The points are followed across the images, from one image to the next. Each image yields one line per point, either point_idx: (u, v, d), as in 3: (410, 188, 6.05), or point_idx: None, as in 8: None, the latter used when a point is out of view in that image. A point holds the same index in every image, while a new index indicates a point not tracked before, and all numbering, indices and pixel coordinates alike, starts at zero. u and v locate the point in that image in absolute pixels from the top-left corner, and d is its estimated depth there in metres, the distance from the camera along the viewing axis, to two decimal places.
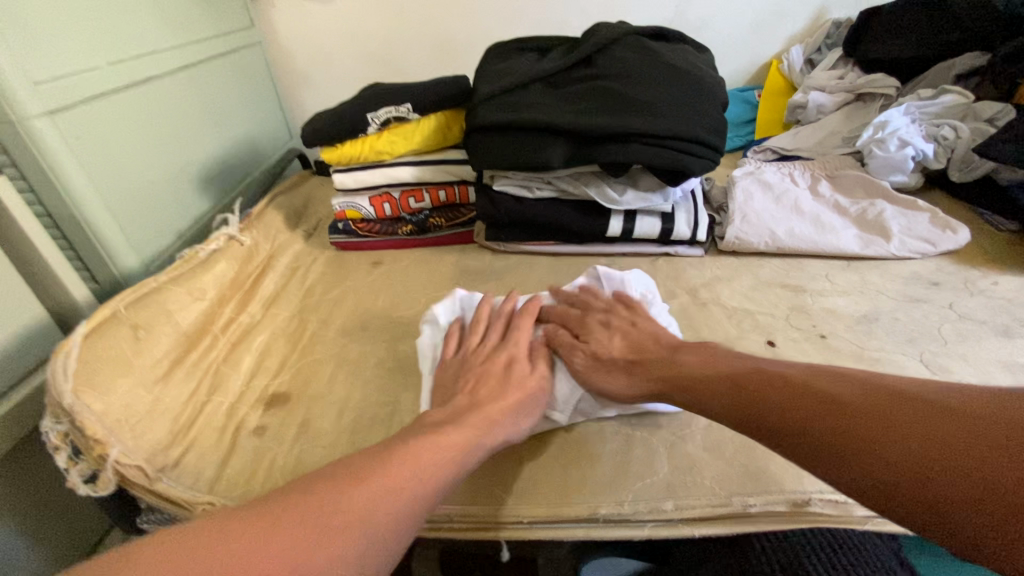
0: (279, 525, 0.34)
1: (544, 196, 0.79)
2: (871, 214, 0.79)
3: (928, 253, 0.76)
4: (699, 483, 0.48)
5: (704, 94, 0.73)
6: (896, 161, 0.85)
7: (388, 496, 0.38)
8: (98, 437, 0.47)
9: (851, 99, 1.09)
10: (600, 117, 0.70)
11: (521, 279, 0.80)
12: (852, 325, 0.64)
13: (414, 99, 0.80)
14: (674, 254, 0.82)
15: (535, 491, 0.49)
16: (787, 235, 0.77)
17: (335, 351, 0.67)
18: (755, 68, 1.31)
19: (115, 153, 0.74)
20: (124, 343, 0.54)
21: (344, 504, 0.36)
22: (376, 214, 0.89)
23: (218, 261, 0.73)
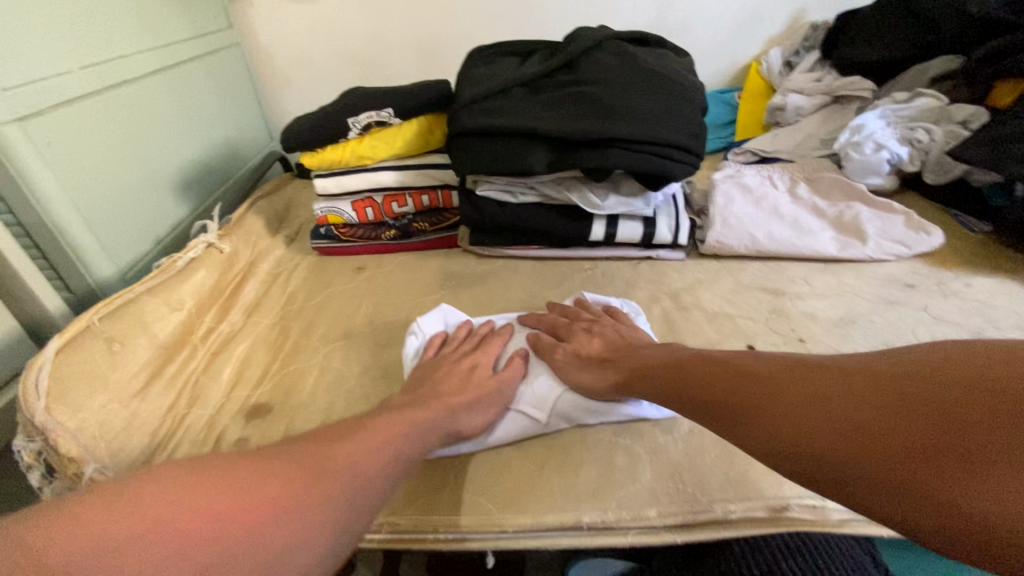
0: (268, 470, 0.35)
1: (528, 201, 0.79)
2: (849, 217, 0.80)
3: (902, 255, 0.77)
4: (680, 489, 0.49)
5: (684, 99, 0.74)
6: (872, 164, 0.86)
7: (371, 450, 0.40)
8: (72, 454, 0.46)
9: (829, 101, 1.10)
10: (582, 123, 0.70)
11: (505, 284, 0.80)
12: (830, 328, 0.66)
13: (396, 103, 0.79)
14: (657, 258, 0.82)
15: (519, 500, 0.49)
16: (767, 238, 0.78)
17: (317, 360, 0.66)
18: (736, 70, 1.32)
19: (89, 159, 0.72)
20: (100, 357, 0.53)
21: (329, 453, 0.38)
22: (358, 219, 0.88)
23: (197, 269, 0.72)
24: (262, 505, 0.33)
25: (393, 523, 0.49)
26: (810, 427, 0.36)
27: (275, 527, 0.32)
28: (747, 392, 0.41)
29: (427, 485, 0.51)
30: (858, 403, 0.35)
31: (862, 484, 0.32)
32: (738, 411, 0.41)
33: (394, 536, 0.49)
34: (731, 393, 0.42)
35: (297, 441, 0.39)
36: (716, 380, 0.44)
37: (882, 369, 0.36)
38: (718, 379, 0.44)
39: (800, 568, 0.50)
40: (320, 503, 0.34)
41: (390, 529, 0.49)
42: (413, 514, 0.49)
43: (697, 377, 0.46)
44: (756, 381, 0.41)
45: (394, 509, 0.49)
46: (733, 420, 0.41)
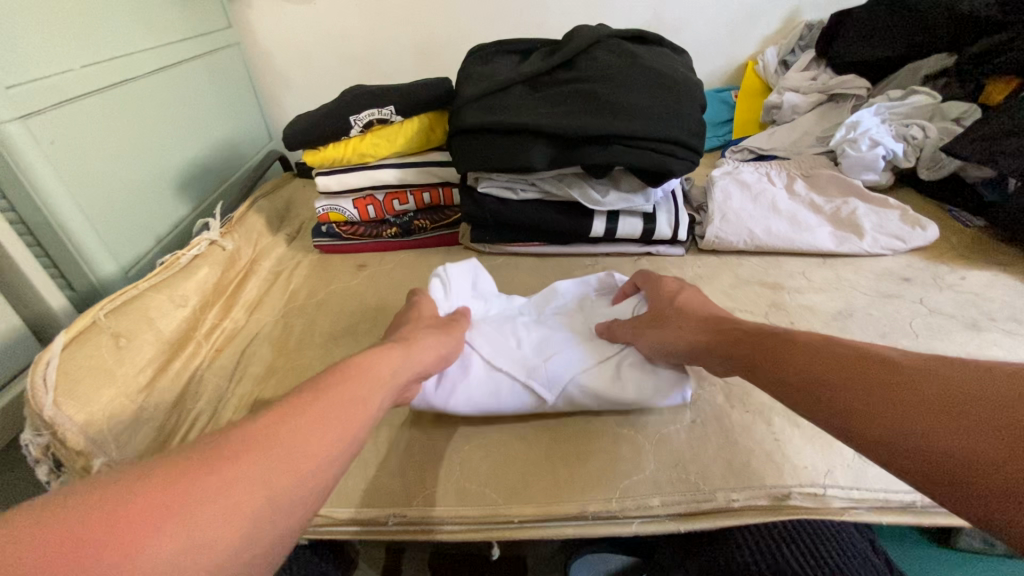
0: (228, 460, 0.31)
1: (529, 197, 0.80)
2: (845, 212, 0.81)
3: (898, 249, 0.78)
4: (684, 478, 0.49)
5: (683, 95, 0.74)
6: (868, 161, 0.88)
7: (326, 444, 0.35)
8: (80, 449, 0.46)
9: (824, 99, 1.12)
10: (583, 119, 0.71)
11: (507, 280, 0.81)
12: (828, 321, 0.67)
13: (397, 101, 0.79)
14: (656, 254, 0.83)
15: (525, 490, 0.50)
16: (765, 234, 0.79)
17: (321, 355, 0.67)
18: (732, 69, 1.33)
19: (91, 157, 0.73)
20: (106, 352, 0.52)
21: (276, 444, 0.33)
22: (360, 217, 0.89)
23: (200, 267, 0.72)
24: (184, 503, 0.28)
25: (401, 515, 0.49)
26: (930, 418, 0.32)
27: (198, 525, 0.27)
28: (853, 374, 0.37)
29: (433, 477, 0.51)
30: (997, 403, 0.30)
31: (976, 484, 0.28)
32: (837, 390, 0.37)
33: (402, 527, 0.49)
34: (834, 371, 0.38)
35: (241, 423, 0.34)
36: (822, 359, 0.40)
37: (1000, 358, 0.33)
38: (827, 360, 0.39)
39: (801, 555, 0.51)
40: (256, 508, 0.30)
41: (397, 520, 0.49)
42: (419, 505, 0.49)
43: (802, 356, 0.41)
44: (875, 365, 0.36)
45: (400, 502, 0.50)
46: (826, 396, 0.37)
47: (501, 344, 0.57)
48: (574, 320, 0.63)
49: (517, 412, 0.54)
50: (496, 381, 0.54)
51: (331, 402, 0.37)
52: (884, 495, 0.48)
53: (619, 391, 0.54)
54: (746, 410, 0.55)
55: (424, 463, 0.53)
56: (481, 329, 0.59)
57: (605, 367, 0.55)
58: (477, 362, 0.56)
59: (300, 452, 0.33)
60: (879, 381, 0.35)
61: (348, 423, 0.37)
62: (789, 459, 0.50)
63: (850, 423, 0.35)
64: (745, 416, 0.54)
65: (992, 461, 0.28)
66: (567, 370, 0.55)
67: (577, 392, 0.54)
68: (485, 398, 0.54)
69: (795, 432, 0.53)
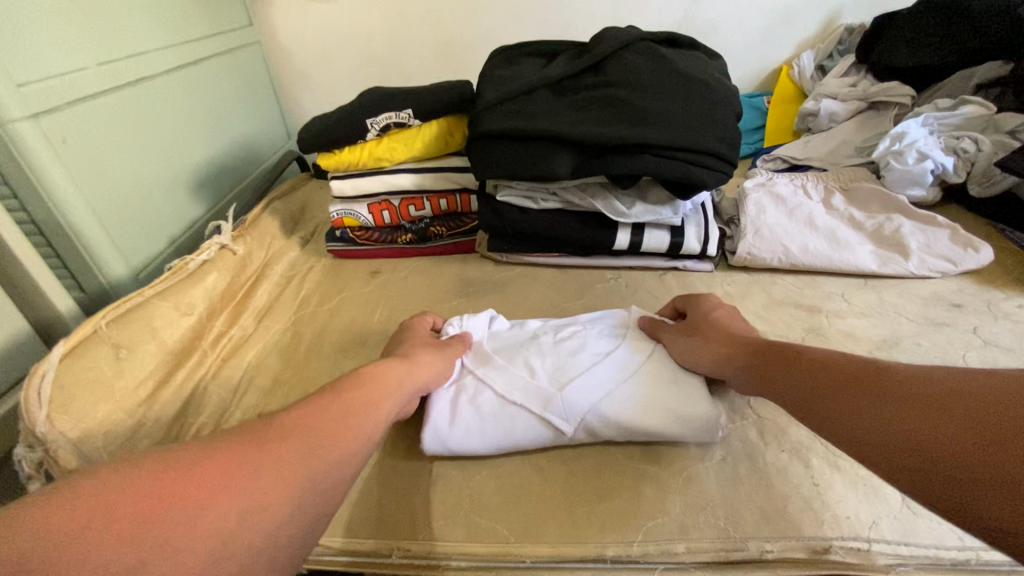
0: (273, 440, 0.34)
1: (549, 208, 0.76)
2: (889, 230, 0.76)
3: (948, 272, 0.73)
4: (713, 523, 0.45)
5: (718, 103, 0.70)
6: (914, 175, 0.82)
7: (341, 452, 0.36)
8: (73, 468, 0.44)
9: (864, 107, 1.06)
10: (609, 127, 0.67)
11: (524, 293, 0.77)
12: (871, 350, 0.62)
13: (415, 104, 0.77)
14: (682, 269, 0.79)
15: (538, 528, 0.46)
16: (801, 251, 0.74)
17: (329, 368, 0.64)
18: (765, 73, 1.27)
19: (104, 156, 0.71)
20: (106, 364, 0.50)
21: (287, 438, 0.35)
22: (374, 223, 0.86)
23: (209, 272, 0.70)
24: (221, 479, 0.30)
25: (405, 549, 0.46)
26: (924, 424, 0.33)
27: (232, 500, 0.29)
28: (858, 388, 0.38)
29: (440, 509, 0.48)
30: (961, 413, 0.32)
31: (959, 486, 0.30)
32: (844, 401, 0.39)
33: (406, 562, 0.46)
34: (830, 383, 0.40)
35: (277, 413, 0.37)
36: (829, 370, 0.41)
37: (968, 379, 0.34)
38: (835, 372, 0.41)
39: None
40: (269, 496, 0.31)
41: (401, 554, 0.46)
42: (425, 540, 0.46)
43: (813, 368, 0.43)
44: (871, 377, 0.38)
45: (405, 534, 0.47)
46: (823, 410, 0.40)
47: (514, 373, 0.53)
48: (594, 338, 0.58)
49: (536, 446, 0.51)
50: (508, 414, 0.51)
51: (339, 405, 0.39)
52: (934, 553, 0.43)
53: (644, 423, 0.50)
54: (781, 449, 0.50)
55: (432, 492, 0.50)
56: (491, 361, 0.55)
57: (629, 395, 0.51)
58: (490, 397, 0.52)
59: (318, 445, 0.35)
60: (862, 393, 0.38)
61: (358, 416, 0.39)
62: (829, 508, 0.46)
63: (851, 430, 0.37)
64: (781, 455, 0.50)
65: (977, 468, 0.30)
66: (585, 398, 0.51)
67: (598, 423, 0.50)
68: (501, 436, 0.50)
69: (835, 476, 0.48)
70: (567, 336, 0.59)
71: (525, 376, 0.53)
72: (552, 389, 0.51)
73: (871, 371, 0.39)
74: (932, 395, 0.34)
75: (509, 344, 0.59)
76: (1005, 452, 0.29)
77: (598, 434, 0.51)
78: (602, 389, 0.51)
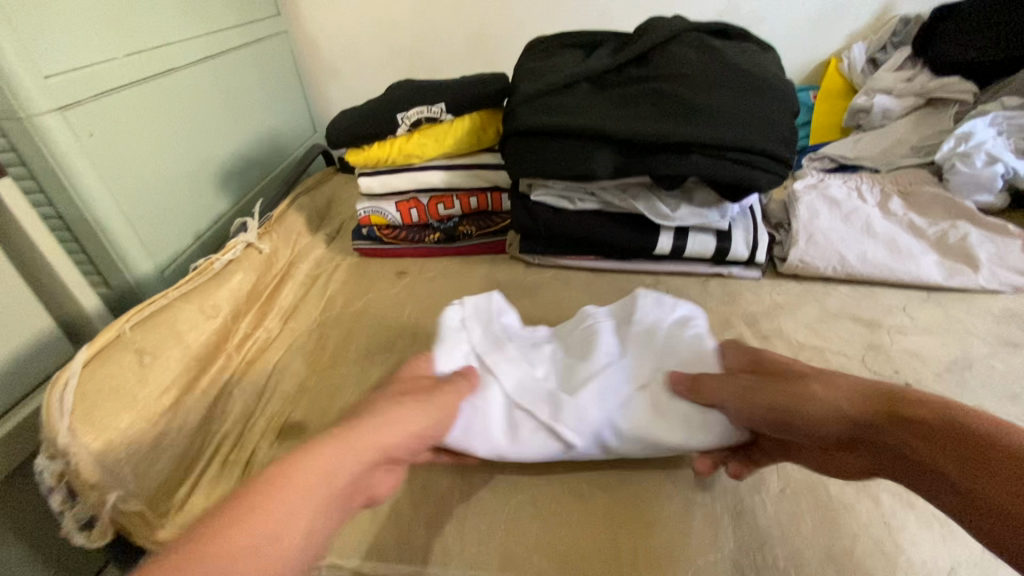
0: (255, 507, 0.33)
1: (587, 208, 0.72)
2: (954, 239, 0.70)
3: (1021, 287, 0.67)
4: (770, 564, 0.42)
5: (773, 99, 0.65)
6: (982, 180, 0.76)
7: (314, 502, 0.35)
8: (94, 481, 0.42)
9: (921, 104, 0.99)
10: (656, 124, 0.63)
11: (559, 298, 0.74)
12: (940, 373, 0.56)
13: (449, 99, 0.74)
14: (727, 276, 0.74)
15: (579, 560, 0.43)
16: (859, 260, 0.69)
17: (356, 375, 0.62)
18: (811, 66, 1.20)
19: (131, 150, 0.70)
20: (130, 370, 0.49)
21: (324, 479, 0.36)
22: (402, 221, 0.83)
23: (235, 272, 0.68)
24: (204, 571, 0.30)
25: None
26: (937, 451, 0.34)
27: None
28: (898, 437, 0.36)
29: (474, 534, 0.45)
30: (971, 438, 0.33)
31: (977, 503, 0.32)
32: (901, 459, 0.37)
33: None
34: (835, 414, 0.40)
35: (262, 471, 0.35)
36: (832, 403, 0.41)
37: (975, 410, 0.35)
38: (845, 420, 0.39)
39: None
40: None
41: None
42: (458, 569, 0.43)
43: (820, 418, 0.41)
44: (879, 400, 0.39)
45: (436, 562, 0.44)
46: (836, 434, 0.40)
47: (524, 376, 0.50)
48: (609, 336, 0.54)
49: (537, 458, 0.48)
50: (515, 422, 0.48)
51: (331, 446, 0.38)
52: None
53: (659, 440, 0.46)
54: (848, 482, 0.46)
55: (465, 514, 0.47)
56: (500, 355, 0.52)
57: (643, 408, 0.47)
58: (496, 400, 0.48)
59: (303, 500, 0.35)
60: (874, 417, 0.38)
61: (341, 457, 0.37)
62: (904, 551, 0.42)
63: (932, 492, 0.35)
64: (847, 490, 0.46)
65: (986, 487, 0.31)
66: (601, 410, 0.47)
67: (613, 438, 0.47)
68: (504, 443, 0.47)
69: (908, 516, 0.44)
70: (582, 336, 0.55)
71: (536, 380, 0.49)
72: (564, 396, 0.48)
73: (903, 402, 0.38)
74: (964, 420, 0.34)
75: (519, 341, 0.55)
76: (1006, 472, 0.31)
77: (607, 449, 0.48)
78: (617, 399, 0.48)
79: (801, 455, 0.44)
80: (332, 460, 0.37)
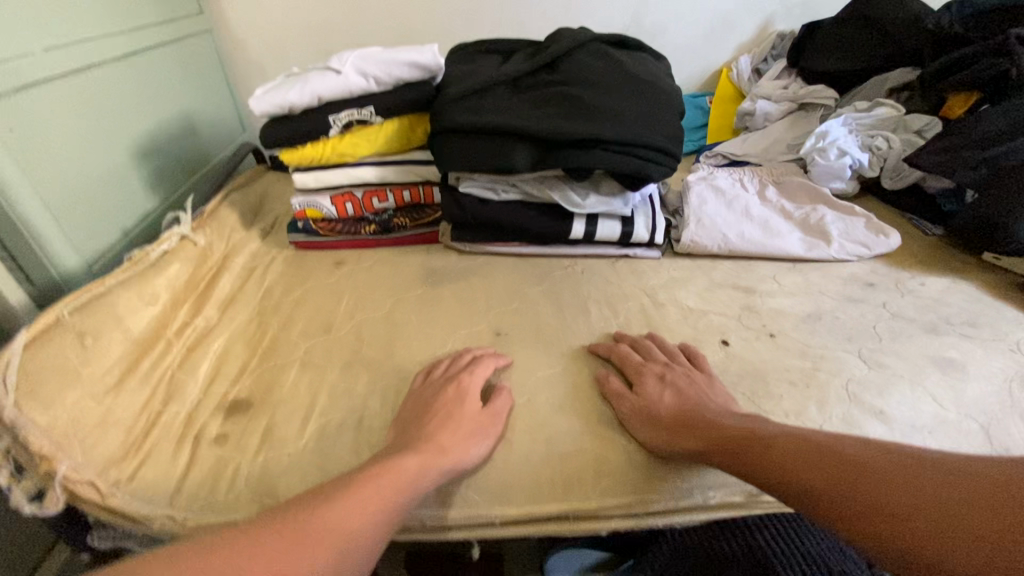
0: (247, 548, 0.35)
1: (509, 199, 0.80)
2: (814, 219, 0.84)
3: (863, 256, 0.81)
4: (660, 475, 0.51)
5: (664, 101, 0.76)
6: (836, 170, 0.91)
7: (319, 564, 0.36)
8: (44, 452, 0.45)
9: (794, 109, 1.14)
10: (564, 123, 0.72)
11: (487, 281, 0.81)
12: (798, 323, 0.68)
13: (378, 102, 0.78)
14: (633, 257, 0.84)
15: (505, 492, 0.51)
16: (738, 238, 0.81)
17: (298, 356, 0.66)
18: (707, 75, 1.35)
19: (47, 145, 0.71)
20: (72, 352, 0.51)
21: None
22: (337, 214, 0.87)
23: (171, 262, 0.70)
24: None
25: None
26: (828, 490, 0.39)
27: None
28: (805, 461, 0.41)
29: None
30: (856, 483, 0.38)
31: (915, 548, 0.34)
32: (811, 497, 0.40)
33: None
34: (771, 449, 0.44)
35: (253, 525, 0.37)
36: (758, 444, 0.45)
37: (830, 449, 0.41)
38: (770, 433, 0.45)
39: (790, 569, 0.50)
40: None
41: None
42: None
43: (755, 433, 0.46)
44: (782, 450, 0.43)
45: None
46: (780, 464, 0.42)
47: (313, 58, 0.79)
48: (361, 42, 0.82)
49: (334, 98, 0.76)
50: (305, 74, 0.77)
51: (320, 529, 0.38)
52: None
53: (391, 66, 0.76)
54: None
55: None
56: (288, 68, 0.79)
57: (382, 56, 0.77)
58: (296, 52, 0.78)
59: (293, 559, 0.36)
60: (801, 468, 0.41)
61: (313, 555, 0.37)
62: None
63: (804, 489, 0.40)
64: None
65: (920, 533, 0.34)
66: (360, 69, 0.76)
67: (371, 63, 0.76)
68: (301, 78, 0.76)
69: None
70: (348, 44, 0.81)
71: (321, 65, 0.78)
72: (340, 79, 0.75)
73: (797, 453, 0.42)
74: (815, 446, 0.42)
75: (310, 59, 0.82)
76: (919, 516, 0.35)
77: (381, 83, 0.77)
78: (370, 60, 0.77)
79: (738, 464, 0.45)
80: (330, 530, 0.38)
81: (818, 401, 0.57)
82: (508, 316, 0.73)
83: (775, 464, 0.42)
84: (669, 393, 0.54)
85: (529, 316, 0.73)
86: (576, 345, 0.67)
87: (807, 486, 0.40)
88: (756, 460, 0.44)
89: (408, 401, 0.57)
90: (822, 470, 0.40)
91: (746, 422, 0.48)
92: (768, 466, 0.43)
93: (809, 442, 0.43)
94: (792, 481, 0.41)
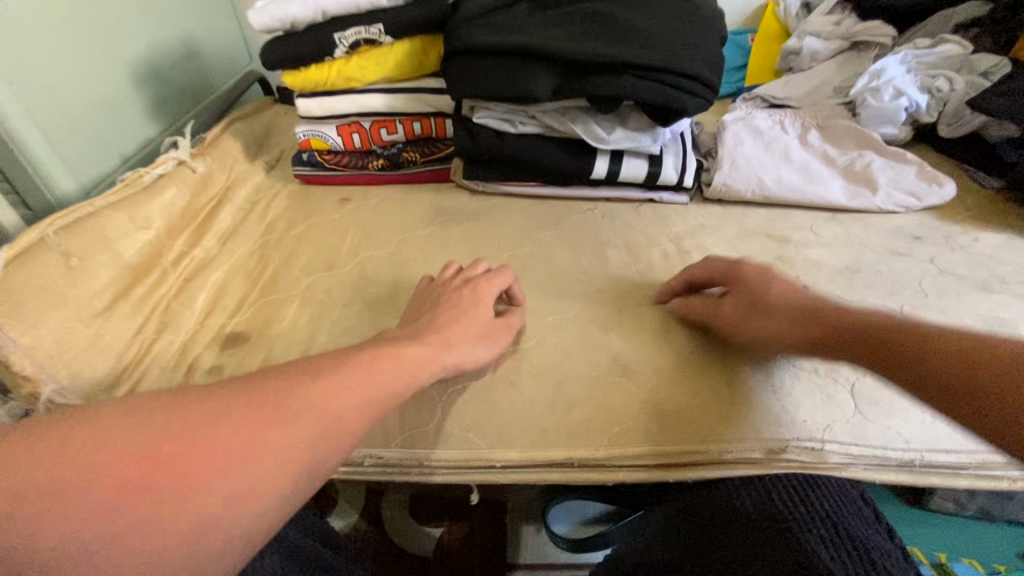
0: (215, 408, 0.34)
1: (527, 132, 0.74)
2: (860, 165, 0.76)
3: (912, 207, 0.74)
4: (675, 427, 0.47)
5: (703, 25, 0.68)
6: (889, 112, 0.82)
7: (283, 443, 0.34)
8: (27, 373, 0.45)
9: (846, 47, 1.02)
10: (589, 45, 0.65)
11: (500, 221, 0.76)
12: (835, 276, 0.63)
13: (388, 19, 0.71)
14: (658, 201, 0.79)
15: (506, 436, 0.48)
16: (775, 183, 0.75)
17: (298, 291, 0.63)
18: (751, 9, 1.23)
19: (39, 59, 0.67)
20: (56, 273, 0.50)
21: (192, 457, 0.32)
22: (344, 146, 0.82)
23: (166, 187, 0.66)
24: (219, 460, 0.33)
25: (378, 456, 0.48)
26: (963, 384, 0.37)
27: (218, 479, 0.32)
28: (933, 348, 0.39)
29: (413, 417, 0.49)
30: (995, 371, 0.36)
31: None
32: (938, 390, 0.38)
33: (378, 469, 0.48)
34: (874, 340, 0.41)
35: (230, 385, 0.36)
36: (865, 330, 0.42)
37: (949, 338, 0.39)
38: (876, 319, 0.42)
39: (788, 501, 0.43)
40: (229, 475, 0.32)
41: (373, 461, 0.48)
42: (398, 447, 0.48)
43: (846, 317, 0.43)
44: (896, 338, 0.40)
45: (378, 443, 0.48)
46: (898, 352, 0.40)
47: None
48: None
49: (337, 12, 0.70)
50: None
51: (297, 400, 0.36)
52: (882, 452, 0.46)
53: None
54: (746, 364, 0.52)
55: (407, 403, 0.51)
56: None
57: None
58: None
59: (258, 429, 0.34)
60: (929, 355, 0.38)
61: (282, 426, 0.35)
62: (789, 413, 0.48)
63: (932, 383, 0.38)
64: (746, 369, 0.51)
65: None
66: None
67: None
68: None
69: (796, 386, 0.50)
70: None
71: None
72: None
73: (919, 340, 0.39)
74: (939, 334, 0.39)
75: None
76: None
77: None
78: None
79: (829, 352, 0.43)
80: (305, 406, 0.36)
81: (853, 359, 0.52)
82: (521, 258, 0.69)
83: (896, 357, 0.40)
84: (763, 285, 0.48)
85: (543, 259, 0.68)
86: (592, 290, 0.63)
87: (930, 380, 0.38)
88: (866, 350, 0.41)
89: (414, 302, 0.57)
90: (955, 362, 0.37)
91: (842, 304, 0.45)
92: (876, 355, 0.41)
93: (926, 330, 0.40)
94: (909, 376, 0.39)
